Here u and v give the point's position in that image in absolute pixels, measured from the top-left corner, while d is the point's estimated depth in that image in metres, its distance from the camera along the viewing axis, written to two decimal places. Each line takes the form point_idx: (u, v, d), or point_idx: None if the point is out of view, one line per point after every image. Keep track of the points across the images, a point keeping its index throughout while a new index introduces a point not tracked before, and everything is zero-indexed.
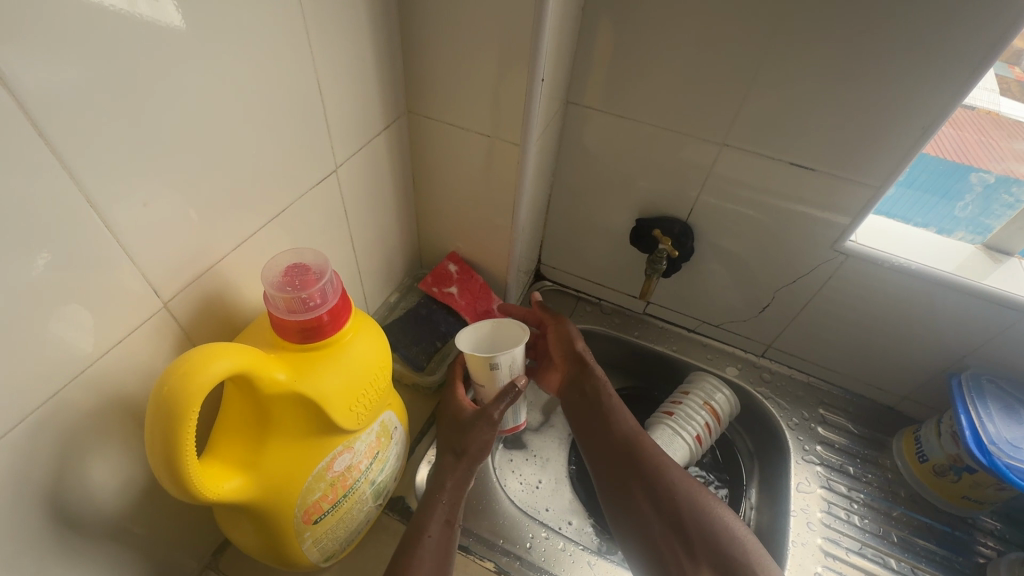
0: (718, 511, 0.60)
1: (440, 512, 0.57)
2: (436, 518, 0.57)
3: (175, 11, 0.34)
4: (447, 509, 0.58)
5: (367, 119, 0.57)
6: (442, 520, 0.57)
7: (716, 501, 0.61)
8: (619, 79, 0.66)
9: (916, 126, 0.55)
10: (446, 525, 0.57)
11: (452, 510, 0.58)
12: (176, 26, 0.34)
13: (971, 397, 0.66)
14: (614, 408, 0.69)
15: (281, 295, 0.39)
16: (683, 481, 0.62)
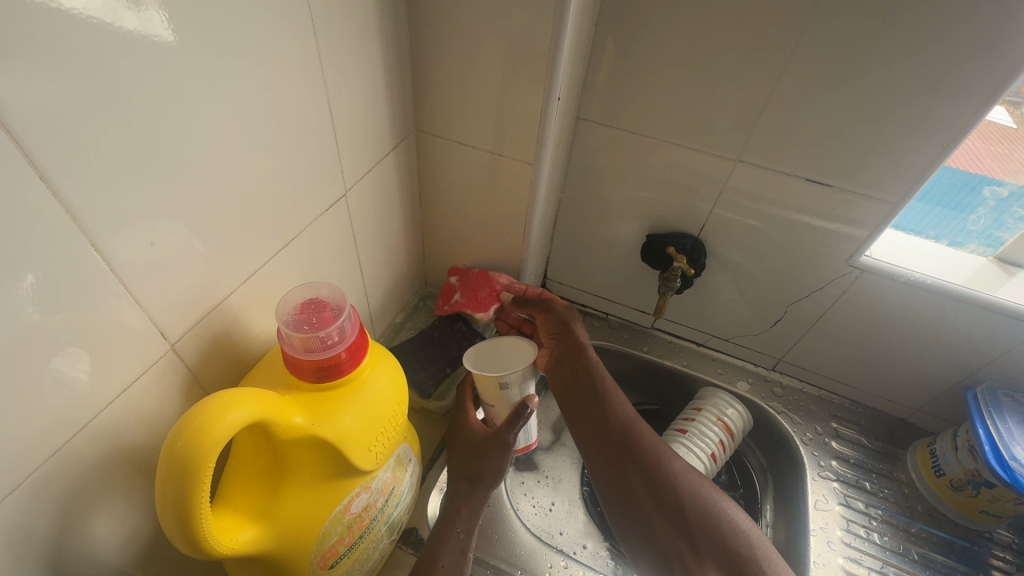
0: (725, 509, 0.56)
1: (456, 542, 0.54)
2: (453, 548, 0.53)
3: (166, 25, 0.30)
4: (463, 539, 0.55)
5: (376, 140, 0.54)
6: (458, 550, 0.54)
7: (723, 501, 0.57)
8: (630, 94, 0.64)
9: (933, 143, 0.55)
10: (461, 556, 0.54)
11: (467, 540, 0.55)
12: (167, 42, 0.31)
13: (988, 410, 0.65)
14: (609, 395, 0.63)
15: (298, 334, 0.37)
16: (692, 482, 0.57)
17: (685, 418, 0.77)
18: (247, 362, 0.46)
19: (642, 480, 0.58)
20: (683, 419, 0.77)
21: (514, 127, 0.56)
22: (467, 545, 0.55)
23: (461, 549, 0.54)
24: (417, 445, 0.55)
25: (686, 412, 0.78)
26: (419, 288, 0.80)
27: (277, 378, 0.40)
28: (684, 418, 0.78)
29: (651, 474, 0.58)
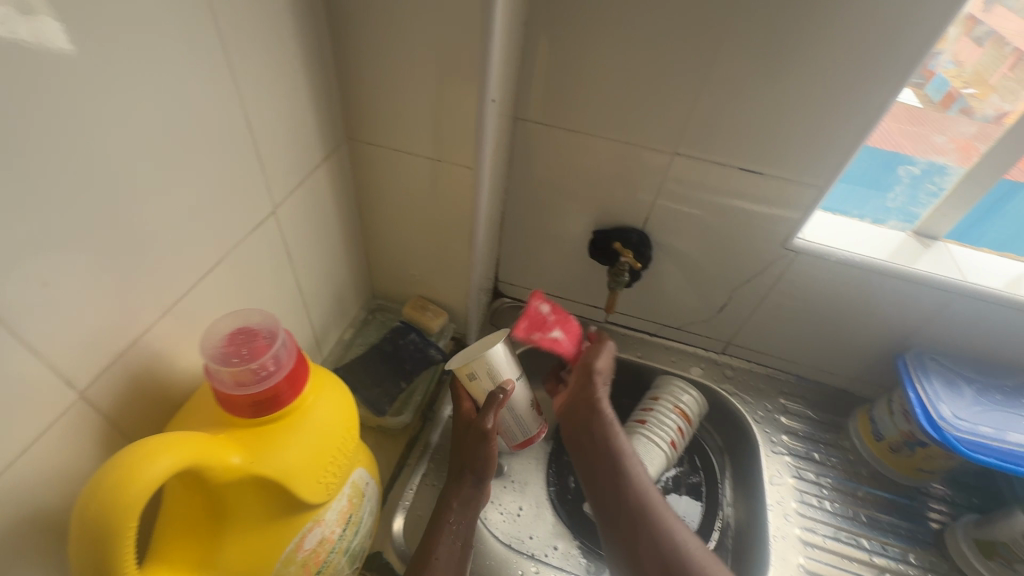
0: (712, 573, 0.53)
1: (448, 538, 0.55)
2: (447, 544, 0.54)
3: (59, 32, 0.28)
4: (455, 534, 0.55)
5: (303, 151, 0.51)
6: (450, 545, 0.54)
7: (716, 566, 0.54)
8: (566, 92, 0.64)
9: (851, 128, 0.58)
10: (454, 550, 0.54)
11: (461, 532, 0.56)
12: (61, 52, 0.28)
13: (917, 375, 0.70)
14: (615, 441, 0.64)
15: (228, 368, 0.35)
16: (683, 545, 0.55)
17: (642, 410, 0.79)
18: (176, 400, 0.42)
19: (643, 541, 0.56)
20: (639, 411, 0.79)
21: (450, 131, 0.55)
22: (461, 538, 0.55)
23: (456, 543, 0.55)
24: (373, 467, 0.53)
25: (642, 404, 0.80)
26: (367, 300, 0.77)
27: (208, 417, 0.37)
28: (641, 410, 0.79)
29: (653, 538, 0.56)
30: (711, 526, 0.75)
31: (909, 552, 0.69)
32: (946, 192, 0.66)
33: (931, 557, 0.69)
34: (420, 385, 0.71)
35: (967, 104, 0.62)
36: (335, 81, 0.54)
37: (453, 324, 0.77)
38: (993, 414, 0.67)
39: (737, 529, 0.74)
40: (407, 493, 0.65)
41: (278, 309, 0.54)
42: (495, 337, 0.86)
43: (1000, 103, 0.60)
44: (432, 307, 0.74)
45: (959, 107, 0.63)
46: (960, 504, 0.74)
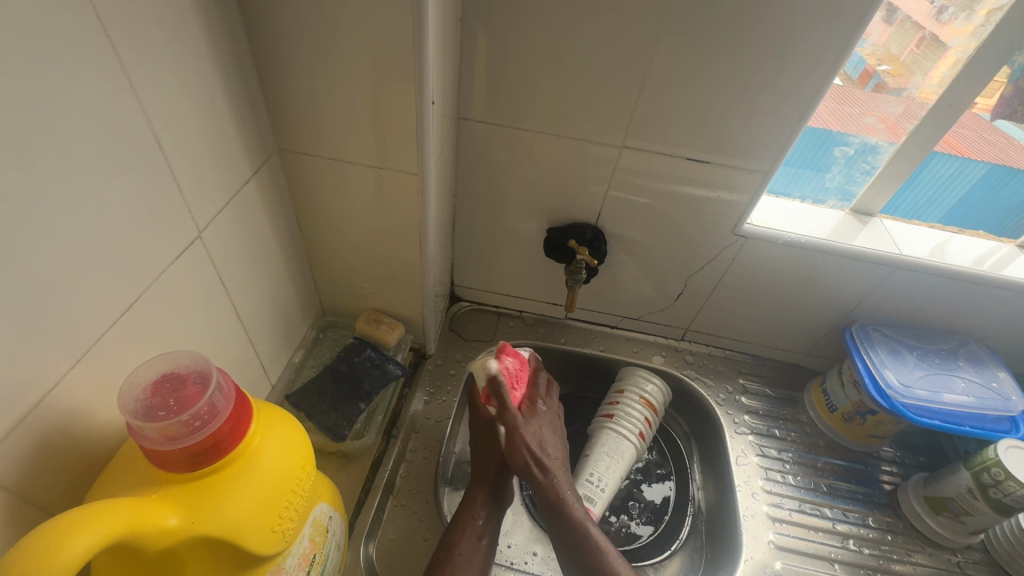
0: None
1: (476, 532, 0.59)
2: (477, 537, 0.58)
3: None
4: (482, 529, 0.59)
5: (228, 168, 0.47)
6: (478, 539, 0.58)
7: None
8: (508, 90, 0.62)
9: (790, 113, 0.59)
10: (481, 543, 0.58)
11: (487, 528, 0.60)
12: None
13: (863, 346, 0.74)
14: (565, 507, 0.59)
15: (154, 423, 0.31)
16: None
17: (608, 404, 0.78)
18: (101, 456, 0.38)
19: None
20: (606, 405, 0.79)
21: (390, 137, 0.52)
22: (485, 535, 0.59)
23: (480, 539, 0.59)
24: (335, 499, 0.50)
25: (608, 398, 0.79)
26: (316, 319, 0.73)
27: (138, 475, 0.33)
28: (608, 403, 0.79)
29: None
30: (684, 511, 0.75)
31: (868, 516, 0.73)
32: (880, 169, 0.69)
33: (888, 518, 0.73)
34: (381, 402, 0.68)
35: (882, 79, 0.65)
36: (258, 88, 0.50)
37: (411, 335, 0.75)
38: (932, 377, 0.71)
39: (707, 512, 0.76)
40: (375, 518, 0.62)
41: (216, 340, 0.50)
42: (456, 343, 0.84)
43: (910, 78, 0.63)
44: (386, 320, 0.71)
45: (875, 82, 0.65)
46: (909, 463, 0.79)
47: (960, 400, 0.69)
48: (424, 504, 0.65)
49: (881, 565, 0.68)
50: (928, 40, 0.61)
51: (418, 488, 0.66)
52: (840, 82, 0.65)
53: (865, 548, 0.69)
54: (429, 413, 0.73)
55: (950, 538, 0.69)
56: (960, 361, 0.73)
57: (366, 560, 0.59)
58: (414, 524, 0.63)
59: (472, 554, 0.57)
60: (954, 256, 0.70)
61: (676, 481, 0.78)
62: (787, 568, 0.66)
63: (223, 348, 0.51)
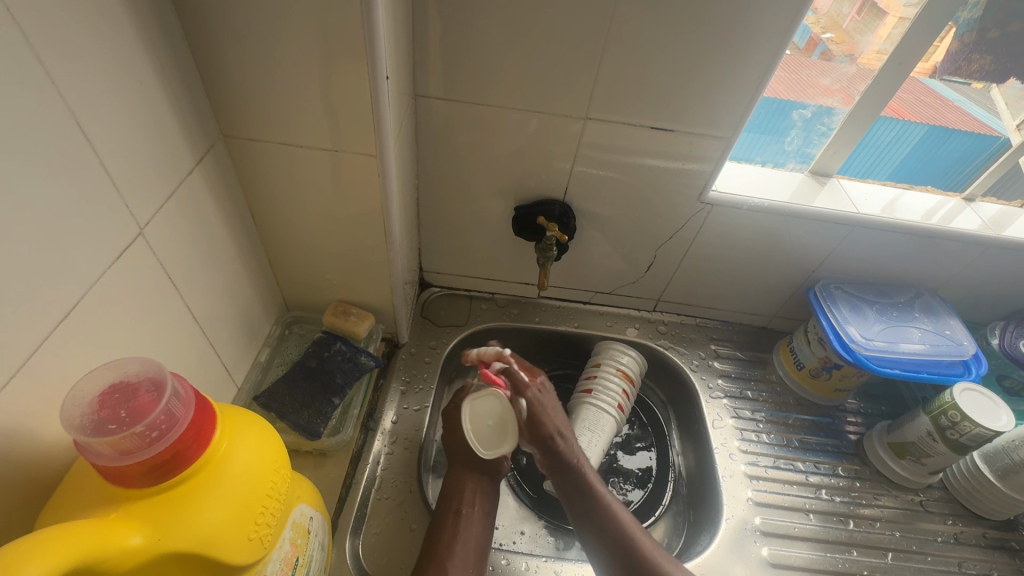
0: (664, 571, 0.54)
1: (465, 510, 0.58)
2: (466, 514, 0.58)
3: None
4: (473, 506, 0.59)
5: (167, 158, 0.44)
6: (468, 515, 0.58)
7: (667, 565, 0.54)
8: (466, 64, 0.60)
9: (751, 76, 0.59)
10: (473, 518, 0.58)
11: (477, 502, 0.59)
12: None
13: (827, 304, 0.76)
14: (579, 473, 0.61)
15: (105, 438, 0.28)
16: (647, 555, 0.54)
17: (587, 377, 0.79)
18: (49, 477, 0.35)
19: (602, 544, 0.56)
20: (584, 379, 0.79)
21: (344, 117, 0.49)
22: (474, 508, 0.59)
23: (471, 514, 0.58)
24: (315, 498, 0.48)
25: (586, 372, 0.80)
26: (280, 315, 0.70)
27: (93, 493, 0.30)
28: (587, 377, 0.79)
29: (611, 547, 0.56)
30: (666, 477, 0.77)
31: (838, 466, 0.76)
32: (836, 130, 0.70)
33: (855, 466, 0.76)
34: (355, 395, 0.67)
35: (827, 48, 0.65)
36: (194, 69, 0.46)
37: (382, 326, 0.73)
38: (891, 329, 0.74)
39: (688, 476, 0.78)
40: (359, 514, 0.61)
41: (169, 344, 0.47)
42: (429, 330, 0.82)
43: (852, 45, 0.64)
44: (355, 311, 0.69)
45: (820, 52, 0.66)
46: (872, 413, 0.82)
47: (916, 348, 0.72)
48: (409, 494, 0.63)
49: (852, 511, 0.71)
50: (868, 7, 0.62)
51: (401, 479, 0.64)
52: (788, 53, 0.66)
53: (837, 496, 0.72)
54: (407, 403, 0.72)
55: (913, 480, 0.73)
56: (916, 312, 0.76)
57: (352, 556, 0.57)
58: (400, 516, 0.62)
59: (467, 528, 0.57)
60: (906, 211, 0.72)
61: (656, 448, 0.80)
62: (766, 522, 0.69)
63: (178, 352, 0.48)
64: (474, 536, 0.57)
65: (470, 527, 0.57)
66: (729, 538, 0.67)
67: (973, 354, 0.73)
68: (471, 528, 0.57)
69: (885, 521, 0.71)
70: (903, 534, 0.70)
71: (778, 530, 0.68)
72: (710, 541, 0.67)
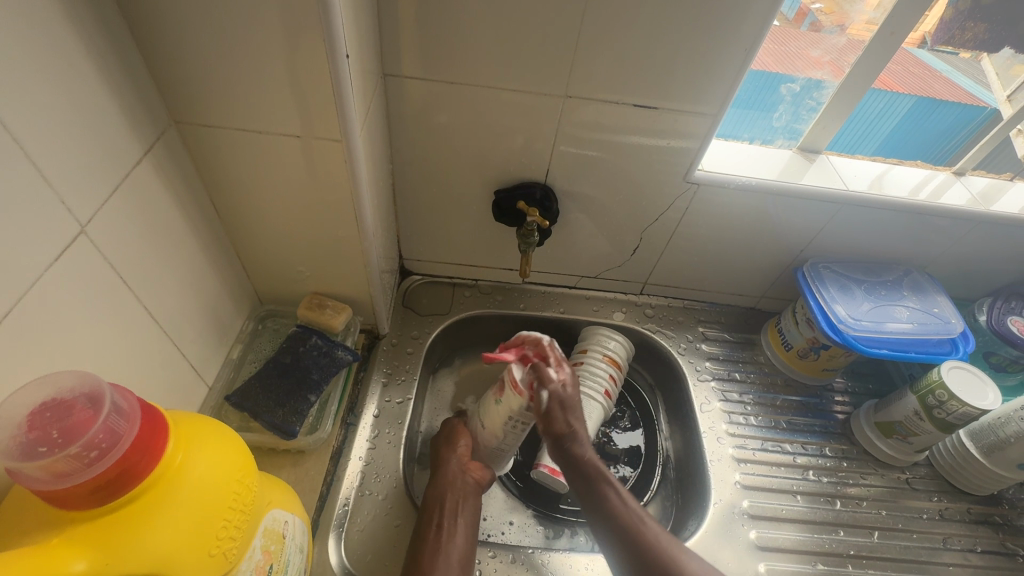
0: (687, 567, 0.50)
1: (447, 523, 0.56)
2: (449, 527, 0.56)
3: None
4: (455, 517, 0.57)
5: (110, 147, 0.40)
6: (453, 528, 0.56)
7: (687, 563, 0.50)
8: (436, 40, 0.56)
9: (738, 49, 0.56)
10: (456, 529, 0.56)
11: (460, 513, 0.58)
12: None
13: (815, 284, 0.75)
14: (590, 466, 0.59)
15: (36, 462, 0.26)
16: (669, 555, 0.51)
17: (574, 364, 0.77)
18: None
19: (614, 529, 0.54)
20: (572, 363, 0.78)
21: (306, 100, 0.45)
22: (455, 518, 0.57)
23: (452, 526, 0.56)
24: (292, 500, 0.47)
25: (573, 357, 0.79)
26: (253, 309, 0.67)
27: (33, 521, 0.28)
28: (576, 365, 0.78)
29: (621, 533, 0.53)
30: (654, 462, 0.77)
31: (825, 446, 0.76)
32: (825, 105, 0.68)
33: (843, 446, 0.76)
34: (333, 390, 0.65)
35: (816, 19, 0.64)
36: (134, 48, 0.42)
37: (360, 317, 0.71)
38: (879, 309, 0.73)
39: (676, 460, 0.77)
40: (341, 513, 0.59)
41: (124, 347, 0.44)
42: (411, 320, 0.80)
43: (842, 16, 0.62)
44: (331, 303, 0.66)
45: (809, 23, 0.64)
46: (858, 391, 0.82)
47: (904, 327, 0.71)
48: (392, 489, 0.62)
49: (839, 491, 0.71)
50: None
51: (383, 474, 0.63)
52: (776, 23, 0.65)
53: (824, 477, 0.72)
54: (390, 396, 0.70)
55: (899, 458, 0.73)
56: (905, 291, 0.75)
57: (335, 555, 0.56)
58: (383, 512, 0.60)
59: (452, 538, 0.55)
60: (894, 186, 0.70)
61: (644, 432, 0.79)
62: (754, 505, 0.68)
63: (137, 354, 0.46)
64: (460, 548, 0.55)
65: (456, 539, 0.55)
66: (717, 522, 0.66)
67: (961, 332, 0.72)
68: (458, 541, 0.55)
69: (871, 500, 0.71)
70: (889, 512, 0.70)
71: (766, 513, 0.68)
72: (698, 526, 0.66)
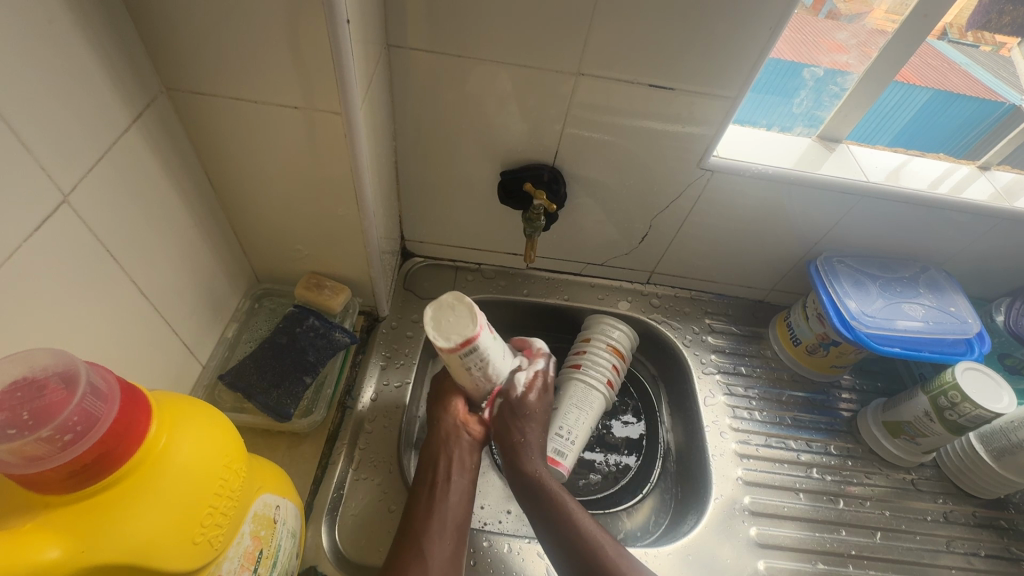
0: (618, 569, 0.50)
1: (441, 483, 0.56)
2: (442, 490, 0.55)
3: None
4: (449, 477, 0.56)
5: (94, 112, 0.38)
6: (447, 487, 0.55)
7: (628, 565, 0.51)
8: (443, 9, 0.53)
9: (763, 29, 0.53)
10: (451, 487, 0.55)
11: (454, 472, 0.57)
12: None
13: (828, 278, 0.72)
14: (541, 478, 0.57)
15: (6, 445, 0.25)
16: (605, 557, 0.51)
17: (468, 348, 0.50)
18: None
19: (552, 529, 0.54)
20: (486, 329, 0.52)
21: (305, 68, 0.43)
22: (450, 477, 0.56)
23: (447, 489, 0.55)
24: (284, 485, 0.45)
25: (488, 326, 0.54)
26: (249, 287, 0.66)
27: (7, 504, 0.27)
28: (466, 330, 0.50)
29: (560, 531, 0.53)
30: (654, 454, 0.75)
31: (830, 444, 0.74)
32: (848, 91, 0.64)
33: (848, 444, 0.75)
34: (330, 372, 0.64)
35: (835, 6, 0.62)
36: (121, 6, 0.40)
37: (359, 299, 0.69)
38: (892, 306, 0.70)
39: (677, 453, 0.76)
40: (335, 496, 0.58)
41: (111, 324, 0.43)
42: (412, 303, 0.78)
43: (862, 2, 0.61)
44: (329, 283, 0.65)
45: (827, 10, 0.62)
46: (866, 389, 0.80)
47: (917, 325, 0.69)
48: (387, 474, 0.61)
49: (842, 490, 0.70)
50: None
51: (379, 459, 0.62)
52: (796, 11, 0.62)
53: (828, 475, 0.71)
54: (388, 379, 0.69)
55: (905, 458, 0.72)
56: (921, 288, 0.73)
57: (327, 539, 0.55)
58: (378, 497, 0.59)
59: (447, 497, 0.55)
60: (914, 178, 0.68)
61: (646, 424, 0.78)
62: (755, 501, 0.67)
63: (126, 331, 0.44)
64: (454, 506, 0.54)
65: (449, 497, 0.54)
66: (717, 518, 0.65)
67: (976, 332, 0.70)
68: (451, 500, 0.54)
69: (874, 501, 0.70)
70: (892, 513, 0.69)
71: (767, 509, 0.67)
72: (697, 520, 0.65)
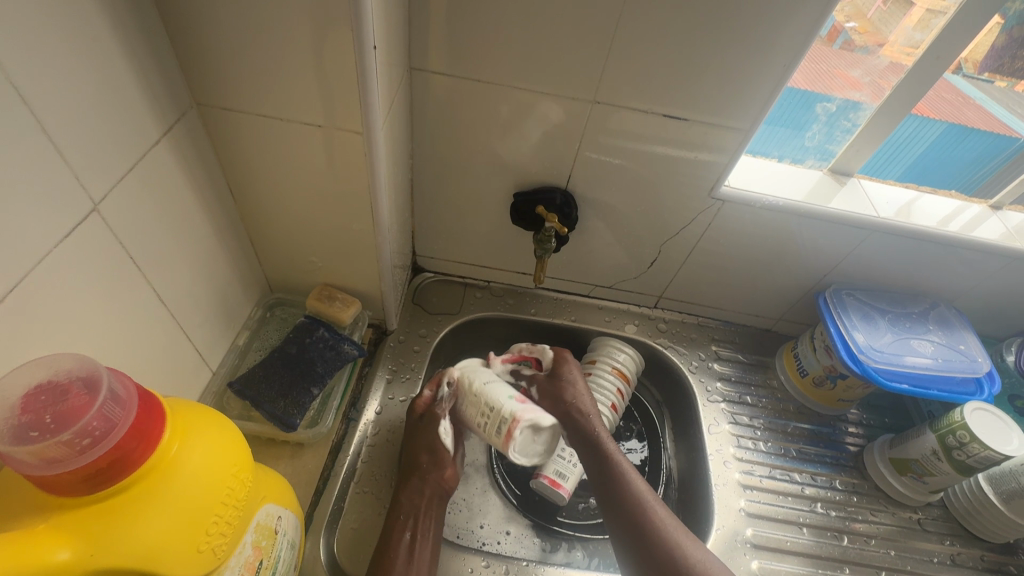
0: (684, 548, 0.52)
1: (413, 538, 0.55)
2: (417, 546, 0.55)
3: None
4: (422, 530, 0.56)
5: (130, 123, 0.40)
6: (419, 542, 0.55)
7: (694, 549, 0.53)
8: (464, 36, 0.55)
9: (778, 65, 0.54)
10: (424, 544, 0.55)
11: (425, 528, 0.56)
12: None
13: (837, 311, 0.72)
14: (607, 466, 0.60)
15: (26, 447, 0.25)
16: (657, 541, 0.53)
17: None
18: None
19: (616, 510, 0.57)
20: None
21: (333, 89, 0.44)
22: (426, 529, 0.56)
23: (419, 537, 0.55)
24: (287, 495, 0.46)
25: None
26: (262, 296, 0.67)
27: (23, 504, 0.28)
28: None
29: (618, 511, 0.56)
30: (656, 481, 0.75)
31: (835, 478, 0.73)
32: (860, 127, 0.65)
33: (854, 480, 0.74)
34: (337, 384, 0.64)
35: (850, 37, 0.62)
36: (159, 26, 0.41)
37: (369, 312, 0.70)
38: (901, 341, 0.70)
39: (679, 480, 0.75)
40: (335, 509, 0.58)
41: (132, 328, 0.44)
42: (420, 318, 0.79)
43: (878, 35, 0.61)
44: (340, 295, 0.66)
45: (842, 41, 0.62)
46: (872, 424, 0.80)
47: (926, 362, 0.68)
48: (388, 489, 0.61)
49: (846, 526, 0.69)
50: None
51: (381, 474, 0.62)
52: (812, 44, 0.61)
53: (833, 510, 0.70)
54: (393, 393, 0.69)
55: (912, 497, 0.71)
56: (930, 325, 0.73)
57: (325, 553, 0.55)
58: (377, 511, 0.59)
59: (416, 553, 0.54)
60: (924, 215, 0.68)
61: (648, 449, 0.78)
62: (757, 534, 0.66)
63: (145, 335, 0.46)
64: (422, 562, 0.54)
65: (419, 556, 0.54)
66: (717, 550, 0.65)
67: (987, 371, 0.69)
68: (421, 555, 0.54)
69: (880, 539, 0.68)
70: (897, 552, 0.68)
71: (768, 542, 0.66)
72: None
